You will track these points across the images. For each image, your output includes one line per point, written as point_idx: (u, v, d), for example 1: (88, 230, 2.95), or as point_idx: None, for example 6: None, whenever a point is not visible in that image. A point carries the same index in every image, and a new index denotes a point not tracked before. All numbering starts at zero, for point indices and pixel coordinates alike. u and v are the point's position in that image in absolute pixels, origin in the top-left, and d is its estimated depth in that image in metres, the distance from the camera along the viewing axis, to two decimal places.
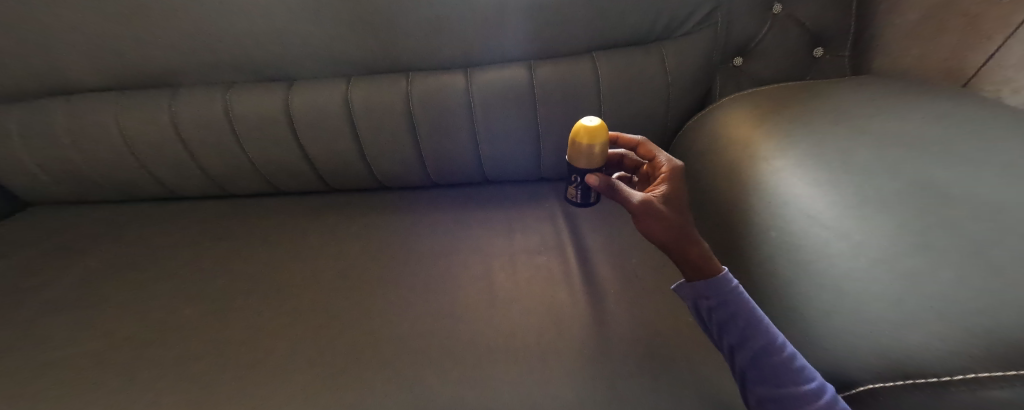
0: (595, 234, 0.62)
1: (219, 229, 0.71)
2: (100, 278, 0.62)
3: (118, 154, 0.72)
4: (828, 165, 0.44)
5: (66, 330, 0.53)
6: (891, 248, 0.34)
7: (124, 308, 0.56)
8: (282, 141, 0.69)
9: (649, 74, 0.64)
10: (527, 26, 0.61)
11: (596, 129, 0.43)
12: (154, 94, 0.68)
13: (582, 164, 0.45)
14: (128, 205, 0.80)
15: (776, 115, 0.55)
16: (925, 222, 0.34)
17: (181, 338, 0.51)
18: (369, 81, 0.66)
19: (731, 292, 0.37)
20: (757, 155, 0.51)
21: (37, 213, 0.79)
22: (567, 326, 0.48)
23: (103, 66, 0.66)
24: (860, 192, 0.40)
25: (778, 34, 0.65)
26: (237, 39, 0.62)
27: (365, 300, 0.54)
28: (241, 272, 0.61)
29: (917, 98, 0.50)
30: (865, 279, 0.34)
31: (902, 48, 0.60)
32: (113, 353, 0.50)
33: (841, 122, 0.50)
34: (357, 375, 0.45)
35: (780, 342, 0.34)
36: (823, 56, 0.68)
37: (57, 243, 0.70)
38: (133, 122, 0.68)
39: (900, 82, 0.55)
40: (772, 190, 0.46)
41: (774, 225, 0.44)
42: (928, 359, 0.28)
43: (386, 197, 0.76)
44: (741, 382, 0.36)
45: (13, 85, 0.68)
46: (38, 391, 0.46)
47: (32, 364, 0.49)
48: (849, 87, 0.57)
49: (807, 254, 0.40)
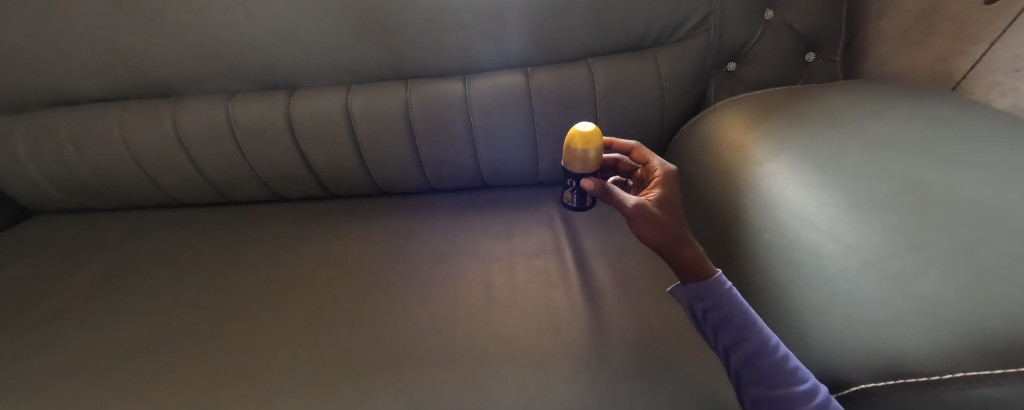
0: (592, 238, 0.64)
1: (223, 236, 0.73)
2: (109, 284, 0.64)
3: (123, 163, 0.73)
4: (819, 168, 0.45)
5: (78, 336, 0.55)
6: (881, 249, 0.35)
7: (133, 314, 0.58)
8: (283, 148, 0.71)
9: (643, 79, 0.65)
10: (522, 34, 0.62)
11: (590, 134, 0.44)
12: (158, 103, 0.70)
13: (578, 168, 0.46)
14: (134, 213, 0.82)
15: (769, 119, 0.56)
16: (915, 223, 0.35)
17: (190, 343, 0.53)
18: (368, 88, 0.67)
19: (724, 294, 0.38)
20: (749, 159, 0.52)
21: (45, 221, 0.81)
22: (563, 329, 0.49)
23: (108, 77, 0.67)
24: (851, 193, 0.40)
25: (770, 39, 0.66)
26: (239, 49, 0.63)
27: (368, 305, 0.56)
28: (245, 277, 0.63)
29: (906, 102, 0.51)
30: (856, 280, 0.34)
31: (893, 52, 0.61)
32: (125, 358, 0.51)
33: (832, 125, 0.50)
34: (360, 378, 0.46)
35: (773, 342, 0.35)
36: (814, 61, 0.69)
37: (66, 251, 0.72)
38: (139, 132, 0.70)
39: (891, 86, 0.56)
40: (764, 193, 0.47)
41: (766, 228, 0.45)
42: (918, 358, 0.28)
43: (387, 202, 0.77)
44: (737, 383, 0.37)
45: (19, 95, 0.69)
46: (53, 395, 0.47)
47: (46, 369, 0.51)
48: (840, 91, 0.58)
49: (799, 256, 0.40)
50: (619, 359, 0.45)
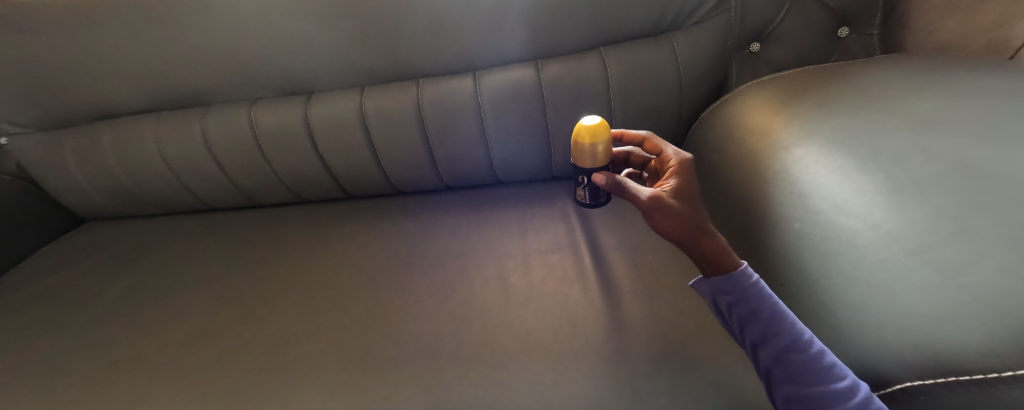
0: (609, 232, 0.62)
1: (249, 238, 0.76)
2: (147, 285, 0.68)
3: (159, 172, 0.78)
4: (854, 151, 0.42)
5: (123, 336, 0.59)
6: (928, 236, 0.32)
7: (171, 315, 0.61)
8: (304, 151, 0.73)
9: (658, 66, 0.62)
10: (531, 28, 0.61)
11: (597, 128, 0.43)
12: (186, 114, 0.73)
13: (587, 164, 0.45)
14: (169, 218, 0.87)
15: (797, 100, 0.52)
16: (967, 207, 0.32)
17: (221, 341, 0.56)
18: (380, 90, 0.68)
19: (751, 287, 0.36)
20: (775, 144, 0.49)
21: (93, 228, 0.88)
22: (580, 326, 0.48)
23: (140, 92, 0.71)
24: (891, 177, 0.37)
25: (798, 16, 0.62)
26: (259, 59, 0.66)
27: (384, 303, 0.57)
28: (270, 278, 0.65)
29: (959, 73, 0.46)
30: (897, 269, 0.32)
31: (939, 21, 0.56)
32: (163, 355, 0.55)
33: (868, 103, 0.47)
34: (378, 375, 0.47)
35: (806, 338, 0.33)
36: (848, 36, 0.64)
37: (111, 255, 0.78)
38: (172, 142, 0.74)
39: (938, 58, 0.51)
40: (793, 180, 0.44)
41: (795, 217, 0.42)
42: (970, 353, 0.26)
43: (404, 202, 0.78)
44: (767, 379, 0.35)
45: (63, 113, 0.74)
46: (102, 388, 0.51)
47: (97, 364, 0.55)
48: (879, 66, 0.53)
49: (832, 246, 0.37)
50: (638, 355, 0.44)
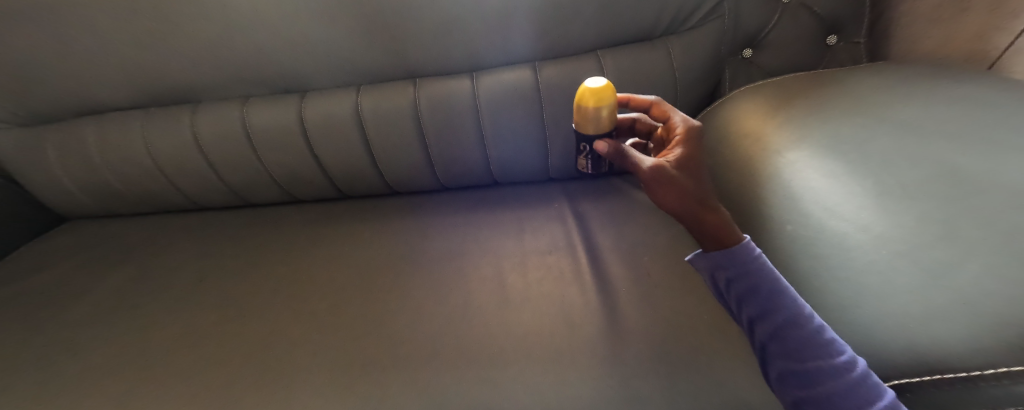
0: (605, 233, 0.62)
1: (240, 238, 0.74)
2: (133, 286, 0.67)
3: (145, 170, 0.76)
4: (844, 157, 0.43)
5: (107, 339, 0.57)
6: (915, 240, 0.33)
7: (159, 317, 0.60)
8: (297, 150, 0.72)
9: (654, 69, 0.63)
10: (530, 29, 0.61)
11: (602, 90, 0.41)
12: (175, 111, 0.72)
13: (591, 130, 0.44)
14: (156, 217, 0.85)
15: (789, 105, 0.54)
16: (951, 212, 0.33)
17: (211, 343, 0.55)
18: (377, 89, 0.67)
19: (752, 263, 0.36)
20: (768, 148, 0.50)
21: (74, 227, 0.85)
22: (578, 326, 0.49)
23: (128, 88, 0.69)
24: (880, 182, 0.38)
25: (789, 23, 0.64)
26: (253, 56, 0.65)
27: (382, 304, 0.56)
28: (263, 278, 0.64)
29: (943, 81, 0.48)
30: (887, 271, 0.32)
31: (922, 32, 0.58)
32: (150, 358, 0.54)
33: (857, 109, 0.48)
34: (373, 378, 0.47)
35: (806, 313, 0.34)
36: (836, 44, 0.66)
37: (94, 255, 0.75)
38: (160, 140, 0.72)
39: (922, 67, 0.53)
40: (785, 184, 0.45)
41: (788, 219, 0.43)
42: (955, 353, 0.27)
43: (400, 202, 0.78)
44: (762, 356, 0.35)
45: (44, 108, 0.72)
46: (87, 392, 0.50)
47: (79, 368, 0.53)
48: (866, 74, 0.55)
49: (824, 248, 0.38)
50: (635, 355, 0.44)
